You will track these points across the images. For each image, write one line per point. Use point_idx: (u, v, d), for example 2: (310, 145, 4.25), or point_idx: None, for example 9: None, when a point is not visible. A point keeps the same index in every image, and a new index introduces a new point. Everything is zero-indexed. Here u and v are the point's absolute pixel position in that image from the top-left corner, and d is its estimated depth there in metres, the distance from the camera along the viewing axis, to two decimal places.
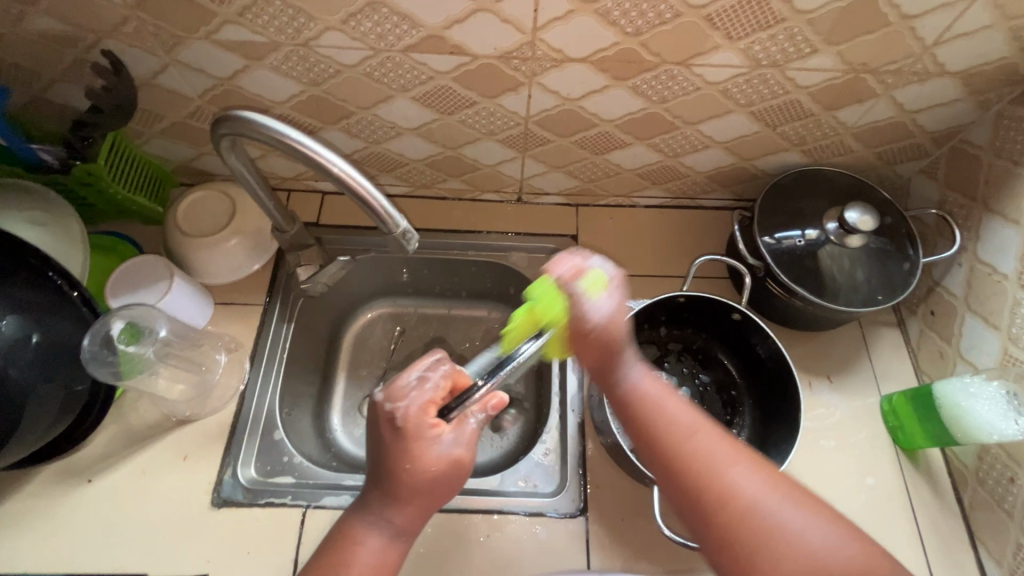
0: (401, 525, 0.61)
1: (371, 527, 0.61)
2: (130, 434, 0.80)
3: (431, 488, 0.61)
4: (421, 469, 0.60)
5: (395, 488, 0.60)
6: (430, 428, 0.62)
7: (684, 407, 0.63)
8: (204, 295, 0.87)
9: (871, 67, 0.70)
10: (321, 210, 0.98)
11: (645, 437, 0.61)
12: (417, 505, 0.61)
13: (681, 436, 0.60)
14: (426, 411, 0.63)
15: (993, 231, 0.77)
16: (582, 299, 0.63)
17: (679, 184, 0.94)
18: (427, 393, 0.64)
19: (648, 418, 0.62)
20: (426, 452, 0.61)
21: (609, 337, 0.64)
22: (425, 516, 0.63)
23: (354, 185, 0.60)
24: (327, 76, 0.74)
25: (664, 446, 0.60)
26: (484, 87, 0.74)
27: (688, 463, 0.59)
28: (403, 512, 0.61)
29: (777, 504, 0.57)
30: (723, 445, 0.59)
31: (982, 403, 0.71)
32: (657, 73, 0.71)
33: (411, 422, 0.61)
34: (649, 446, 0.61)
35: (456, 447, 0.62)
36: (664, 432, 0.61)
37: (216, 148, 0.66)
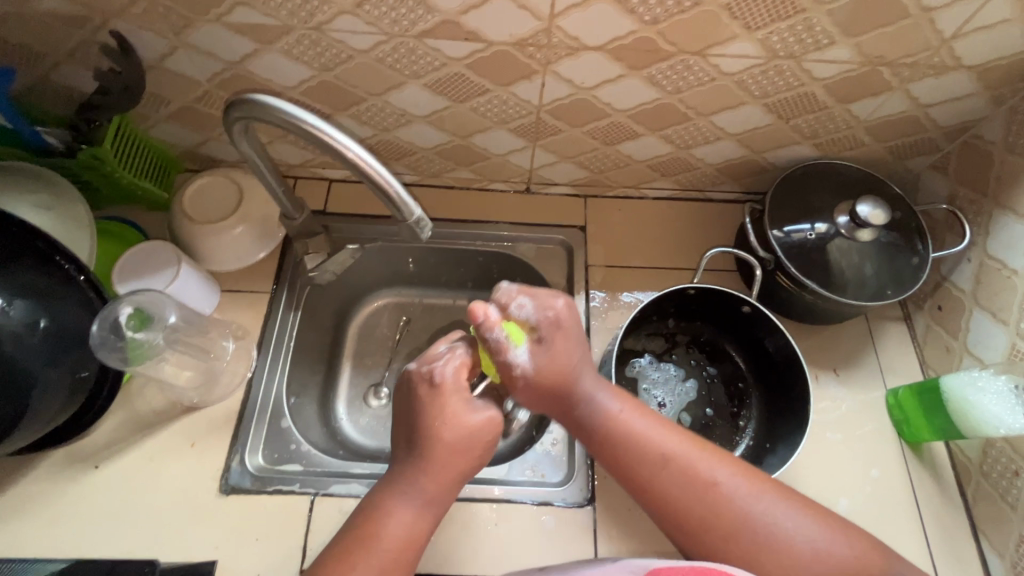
0: (431, 494, 0.60)
1: (404, 497, 0.60)
2: (137, 421, 0.80)
3: (464, 452, 0.61)
4: (456, 430, 0.61)
5: (431, 450, 0.60)
6: (464, 390, 0.62)
7: (657, 429, 0.63)
8: (211, 282, 0.87)
9: (887, 60, 0.70)
10: (328, 198, 0.97)
11: (621, 465, 0.62)
12: (450, 472, 0.61)
13: (656, 464, 0.61)
14: (461, 373, 0.63)
15: (1004, 227, 0.77)
16: (503, 356, 0.62)
17: (689, 176, 0.93)
18: (459, 357, 0.63)
19: (620, 447, 0.63)
20: (461, 414, 0.61)
21: (546, 384, 0.64)
22: (455, 486, 0.62)
23: (369, 172, 0.59)
24: (338, 61, 0.73)
25: (643, 475, 0.61)
26: (498, 74, 0.73)
27: (669, 487, 0.60)
28: (435, 478, 0.60)
29: (764, 513, 0.58)
30: (700, 466, 0.60)
31: (990, 397, 0.71)
32: (673, 63, 0.71)
33: (447, 383, 0.62)
34: (626, 477, 0.62)
35: (488, 412, 0.62)
36: (638, 459, 0.62)
37: (229, 132, 0.65)
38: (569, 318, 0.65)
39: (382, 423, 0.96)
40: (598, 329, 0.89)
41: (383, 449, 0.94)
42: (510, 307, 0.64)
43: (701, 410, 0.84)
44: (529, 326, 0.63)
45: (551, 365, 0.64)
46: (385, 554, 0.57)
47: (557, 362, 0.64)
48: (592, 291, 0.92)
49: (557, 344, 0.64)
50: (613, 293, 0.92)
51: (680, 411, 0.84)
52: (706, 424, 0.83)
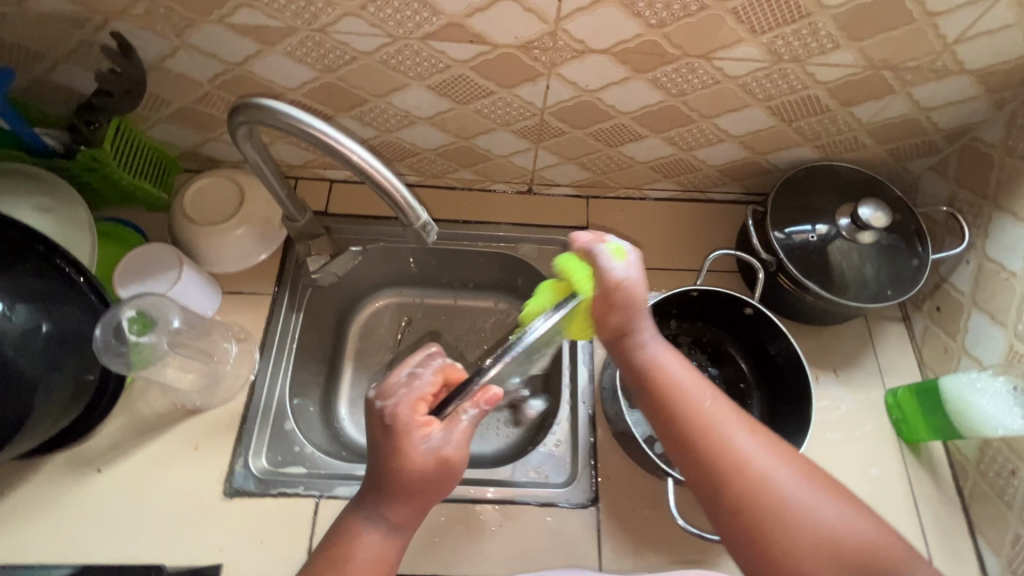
0: (397, 521, 0.60)
1: (372, 525, 0.60)
2: (139, 424, 0.79)
3: (424, 488, 0.59)
4: (407, 468, 0.57)
5: (388, 486, 0.59)
6: (419, 426, 0.59)
7: (699, 381, 0.63)
8: (212, 285, 0.86)
9: (890, 63, 0.70)
10: (329, 198, 0.97)
11: (663, 404, 0.62)
12: (411, 507, 0.59)
13: (697, 408, 0.60)
14: (415, 408, 0.60)
15: (1003, 229, 0.78)
16: (605, 262, 0.62)
17: (691, 177, 0.94)
18: (418, 391, 0.61)
19: (664, 389, 0.62)
20: (413, 451, 0.58)
21: (630, 304, 0.62)
22: (419, 516, 0.61)
23: (375, 176, 0.59)
24: (342, 62, 0.72)
25: (683, 417, 0.60)
26: (503, 76, 0.73)
27: (702, 433, 0.59)
28: (399, 509, 0.59)
29: (791, 478, 0.57)
30: (737, 421, 0.60)
31: (988, 397, 0.72)
32: (678, 66, 0.71)
33: (400, 419, 0.59)
34: (663, 417, 0.62)
35: (445, 446, 0.58)
36: (679, 402, 0.61)
37: (232, 136, 0.65)
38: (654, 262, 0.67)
39: None
40: None
41: None
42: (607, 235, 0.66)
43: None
44: (633, 249, 0.65)
45: (645, 287, 0.64)
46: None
47: (649, 288, 0.64)
48: None
49: (649, 274, 0.65)
50: None
51: None
52: None
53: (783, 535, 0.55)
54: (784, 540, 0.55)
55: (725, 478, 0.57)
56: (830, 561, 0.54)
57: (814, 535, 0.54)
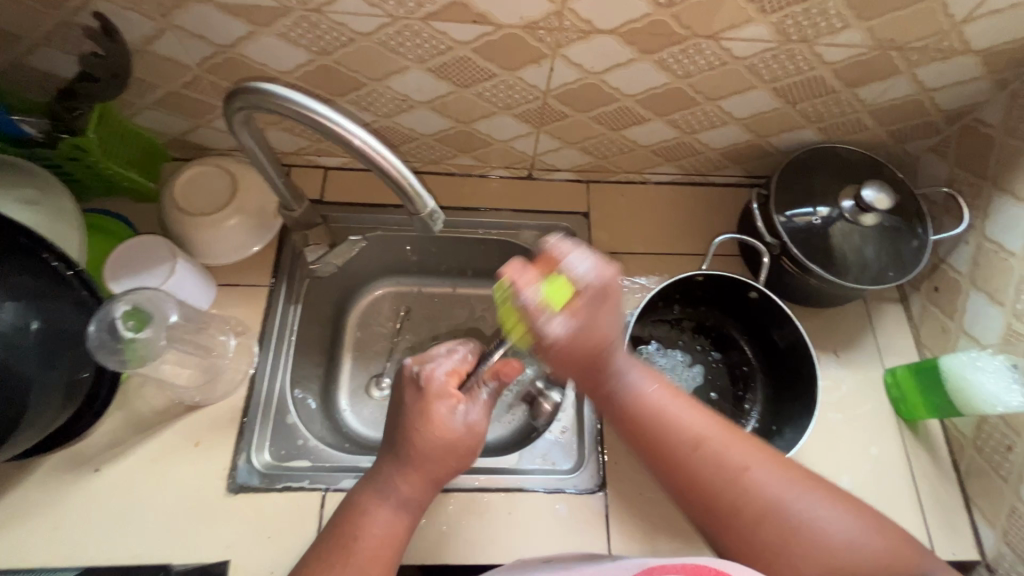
0: (412, 493, 0.61)
1: (384, 500, 0.60)
2: (137, 422, 0.77)
3: (448, 457, 0.63)
4: (434, 433, 0.62)
5: (411, 452, 0.61)
6: (448, 395, 0.64)
7: (688, 412, 0.61)
8: (206, 276, 0.84)
9: (898, 43, 0.70)
10: (325, 186, 0.94)
11: (650, 448, 0.61)
12: (429, 477, 0.62)
13: (686, 449, 0.59)
14: (448, 378, 0.65)
15: (1003, 210, 0.79)
16: (536, 316, 0.58)
17: (693, 160, 0.93)
18: (450, 364, 0.68)
19: (654, 430, 0.61)
20: (440, 417, 0.62)
21: (579, 353, 0.60)
22: (430, 489, 0.63)
23: (383, 165, 0.57)
24: (339, 44, 0.69)
25: (672, 460, 0.60)
26: (506, 58, 0.71)
27: (695, 476, 0.59)
28: (415, 478, 0.61)
29: (794, 504, 0.57)
30: (730, 452, 0.59)
31: (988, 376, 0.73)
32: (686, 47, 0.69)
33: (430, 388, 0.64)
34: (657, 459, 0.61)
35: (469, 418, 0.64)
36: (668, 446, 0.60)
37: (228, 123, 0.62)
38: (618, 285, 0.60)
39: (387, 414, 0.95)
40: None
41: None
42: (566, 261, 0.60)
43: (707, 395, 0.85)
44: (576, 288, 0.59)
45: (593, 331, 0.59)
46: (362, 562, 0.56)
47: (599, 330, 0.59)
48: None
49: (602, 311, 0.59)
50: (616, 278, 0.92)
51: None
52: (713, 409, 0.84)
53: (795, 560, 0.55)
54: (793, 569, 0.55)
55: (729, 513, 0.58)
56: None
57: (823, 559, 0.54)
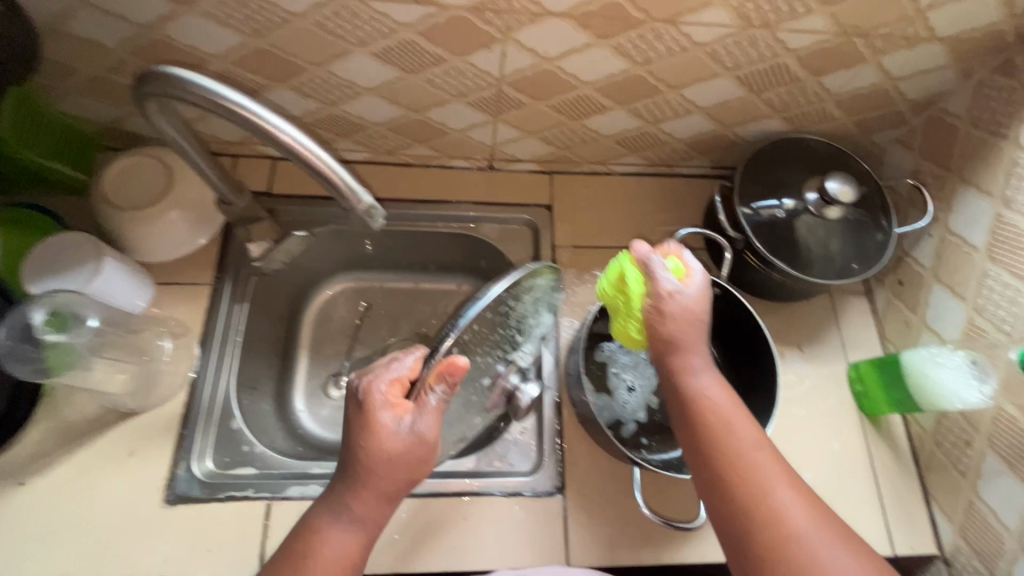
0: (368, 512, 0.58)
1: (338, 525, 0.58)
2: (66, 431, 0.73)
3: (397, 474, 0.58)
4: (377, 452, 0.57)
5: (357, 475, 0.58)
6: (388, 407, 0.58)
7: (744, 422, 0.61)
8: (143, 276, 0.78)
9: (862, 30, 0.67)
10: (272, 177, 0.89)
11: (700, 439, 0.60)
12: (384, 496, 0.58)
13: (733, 449, 0.59)
14: (390, 388, 0.59)
15: (967, 203, 0.77)
16: (661, 274, 0.63)
17: (658, 151, 0.90)
18: (392, 374, 0.60)
19: (703, 415, 0.61)
20: (382, 431, 0.57)
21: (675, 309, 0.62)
22: (388, 505, 0.60)
23: (313, 160, 0.53)
24: (271, 25, 0.64)
25: (719, 455, 0.59)
26: (454, 42, 0.66)
27: (738, 479, 0.57)
28: (370, 498, 0.58)
29: (827, 544, 0.54)
30: (774, 472, 0.58)
31: (948, 372, 0.72)
32: (643, 31, 0.66)
33: (371, 400, 0.58)
34: (695, 439, 0.61)
35: (418, 429, 0.58)
36: (718, 442, 0.59)
37: (139, 108, 0.57)
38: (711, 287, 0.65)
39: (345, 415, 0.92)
40: (565, 315, 0.87)
41: None
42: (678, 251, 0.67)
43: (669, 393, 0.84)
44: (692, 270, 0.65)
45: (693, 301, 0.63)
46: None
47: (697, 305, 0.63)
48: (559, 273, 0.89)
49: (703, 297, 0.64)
50: (580, 273, 0.89)
51: (649, 395, 0.84)
52: None
53: None
54: None
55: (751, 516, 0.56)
56: None
57: None
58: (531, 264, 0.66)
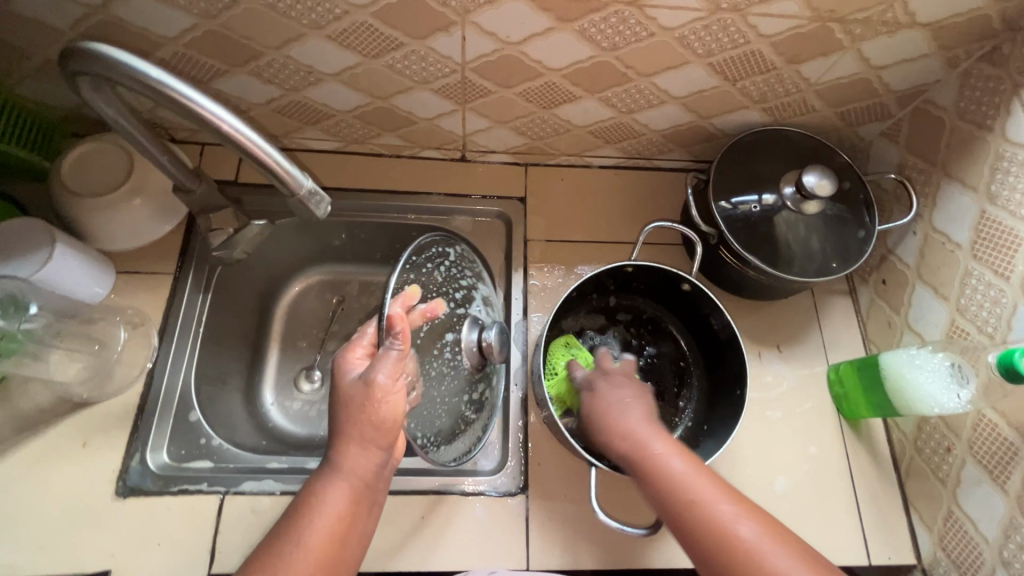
0: (355, 463, 0.56)
1: (330, 479, 0.56)
2: (19, 420, 0.71)
3: (372, 420, 0.56)
4: (342, 403, 0.56)
5: (337, 427, 0.57)
6: (350, 366, 0.58)
7: (693, 473, 0.58)
8: (104, 265, 0.77)
9: (838, 15, 0.64)
10: (239, 166, 0.88)
11: (652, 502, 0.59)
12: (366, 441, 0.56)
13: (683, 509, 0.56)
14: (351, 353, 0.59)
15: (951, 198, 0.74)
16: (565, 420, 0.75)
17: (634, 143, 0.87)
18: (356, 340, 0.60)
19: (648, 479, 0.59)
20: (345, 387, 0.57)
21: (602, 412, 0.65)
22: (374, 448, 0.57)
23: (243, 142, 0.51)
24: (222, 7, 0.62)
25: (670, 517, 0.57)
26: (410, 25, 0.64)
27: (696, 535, 0.55)
28: (353, 446, 0.57)
29: None
30: (729, 520, 0.54)
31: (926, 374, 0.70)
32: (606, 15, 0.63)
33: (337, 366, 0.58)
34: (674, 530, 0.57)
35: (369, 376, 0.55)
36: (667, 502, 0.57)
37: (75, 88, 0.54)
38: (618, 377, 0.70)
39: (313, 409, 0.90)
40: (535, 310, 0.85)
41: (311, 438, 0.88)
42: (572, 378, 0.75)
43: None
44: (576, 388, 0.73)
45: (605, 400, 0.66)
46: (310, 551, 0.53)
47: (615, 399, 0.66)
48: (531, 266, 0.87)
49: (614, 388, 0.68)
50: (553, 268, 0.87)
51: None
52: None
53: None
54: None
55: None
56: None
57: None
58: (429, 234, 0.71)
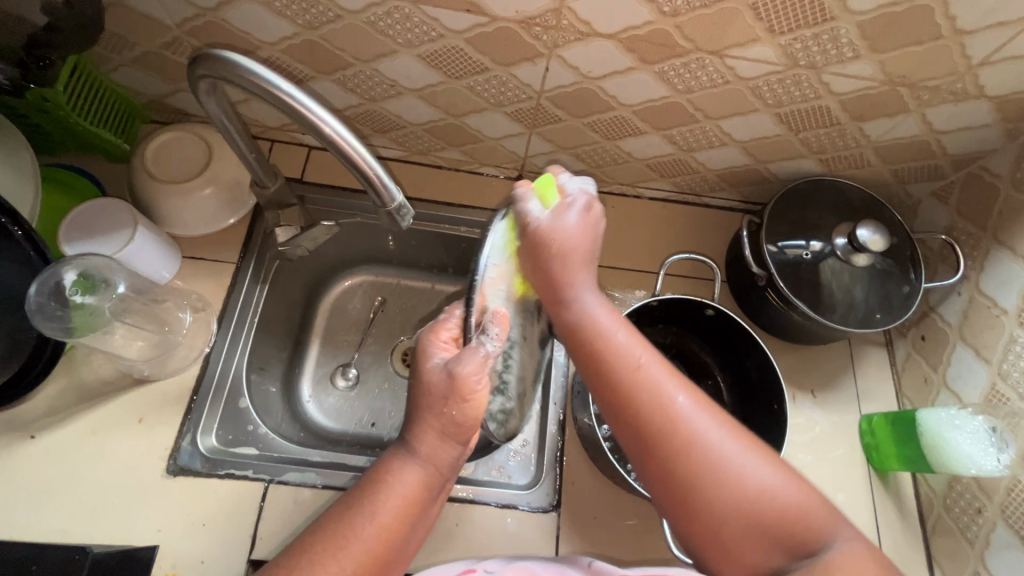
0: (435, 451, 0.58)
1: (407, 461, 0.58)
2: (82, 390, 0.74)
3: (455, 415, 0.57)
4: (424, 385, 0.58)
5: (419, 412, 0.58)
6: (433, 349, 0.59)
7: (634, 341, 0.58)
8: (171, 248, 0.80)
9: (909, 80, 0.67)
10: (305, 165, 0.91)
11: (589, 358, 0.58)
12: (446, 435, 0.58)
13: (627, 370, 0.56)
14: (436, 334, 0.60)
15: (1000, 264, 0.76)
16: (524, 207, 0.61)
17: (688, 179, 0.90)
18: (442, 325, 0.60)
19: (591, 337, 0.58)
20: (426, 368, 0.58)
21: (567, 263, 0.60)
22: (451, 441, 0.59)
23: (347, 150, 0.55)
24: (324, 19, 0.66)
25: (614, 373, 0.56)
26: (499, 52, 0.67)
27: (633, 393, 0.55)
28: (432, 435, 0.58)
29: (728, 438, 0.54)
30: (666, 385, 0.56)
31: (964, 436, 0.71)
32: (688, 60, 0.66)
33: (421, 349, 0.60)
34: (607, 385, 0.57)
35: (455, 369, 0.56)
36: (608, 358, 0.57)
37: (194, 90, 0.59)
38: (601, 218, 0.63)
39: (349, 406, 0.91)
40: None
41: (346, 433, 0.90)
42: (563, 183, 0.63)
43: None
44: (564, 195, 0.63)
45: (579, 238, 0.61)
46: (378, 528, 0.54)
47: (587, 241, 0.62)
48: None
49: (586, 224, 0.62)
50: (597, 292, 0.89)
51: None
52: None
53: (699, 487, 0.53)
54: (712, 492, 0.53)
55: (727, 495, 0.52)
56: (756, 517, 0.52)
57: (743, 489, 0.52)
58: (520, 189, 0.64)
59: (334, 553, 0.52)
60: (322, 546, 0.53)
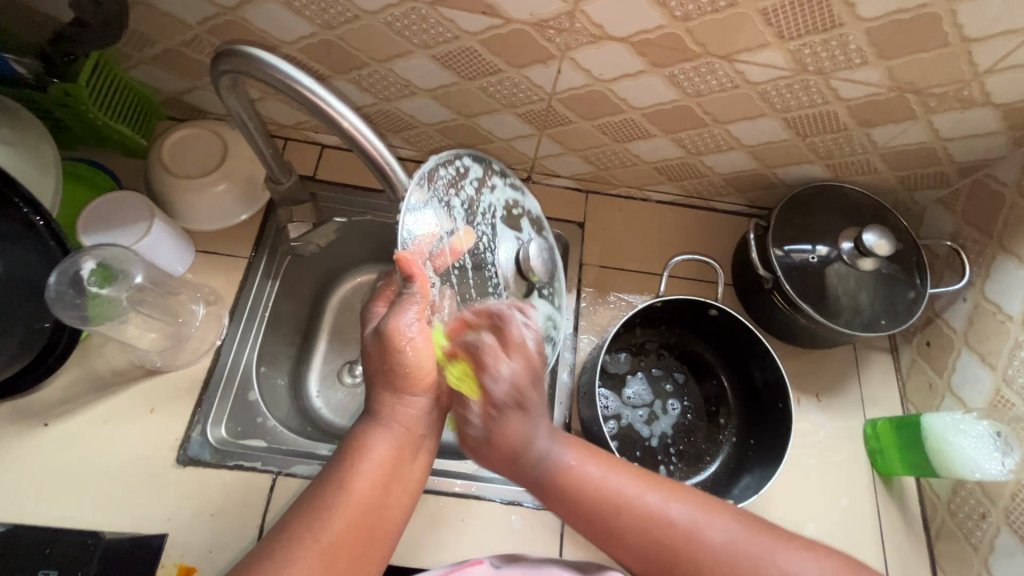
0: (398, 411, 0.56)
1: (376, 428, 0.55)
2: (94, 379, 0.76)
3: (398, 365, 0.55)
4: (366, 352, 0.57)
5: (374, 372, 0.57)
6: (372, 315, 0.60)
7: (607, 472, 0.56)
8: (185, 241, 0.82)
9: (917, 87, 0.68)
10: (318, 163, 0.93)
11: (571, 511, 0.55)
12: (397, 388, 0.56)
13: (609, 513, 0.54)
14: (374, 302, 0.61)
15: (1006, 271, 0.76)
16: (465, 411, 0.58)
17: (695, 183, 0.91)
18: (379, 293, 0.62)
19: (566, 488, 0.55)
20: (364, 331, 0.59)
21: (510, 441, 0.57)
22: (408, 395, 0.56)
23: (363, 145, 0.56)
24: (342, 20, 0.68)
25: (597, 520, 0.54)
26: (513, 54, 0.69)
27: (628, 528, 0.53)
28: (386, 394, 0.56)
29: (734, 533, 0.52)
30: (649, 506, 0.53)
31: (969, 440, 0.71)
32: (698, 64, 0.67)
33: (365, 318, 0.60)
34: (601, 535, 0.55)
35: (384, 326, 0.55)
36: (590, 505, 0.54)
37: (216, 85, 0.60)
38: (537, 397, 0.58)
39: (356, 401, 0.92)
40: (584, 330, 0.87)
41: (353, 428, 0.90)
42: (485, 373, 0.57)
43: (673, 406, 0.86)
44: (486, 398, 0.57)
45: (520, 430, 0.57)
46: (354, 497, 0.51)
47: (528, 419, 0.57)
48: (583, 289, 0.90)
49: (518, 408, 0.57)
50: (604, 293, 0.90)
51: (667, 426, 0.84)
52: (688, 427, 0.85)
53: None
54: None
55: None
56: None
57: None
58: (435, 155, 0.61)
59: (310, 526, 0.49)
60: (299, 520, 0.49)
